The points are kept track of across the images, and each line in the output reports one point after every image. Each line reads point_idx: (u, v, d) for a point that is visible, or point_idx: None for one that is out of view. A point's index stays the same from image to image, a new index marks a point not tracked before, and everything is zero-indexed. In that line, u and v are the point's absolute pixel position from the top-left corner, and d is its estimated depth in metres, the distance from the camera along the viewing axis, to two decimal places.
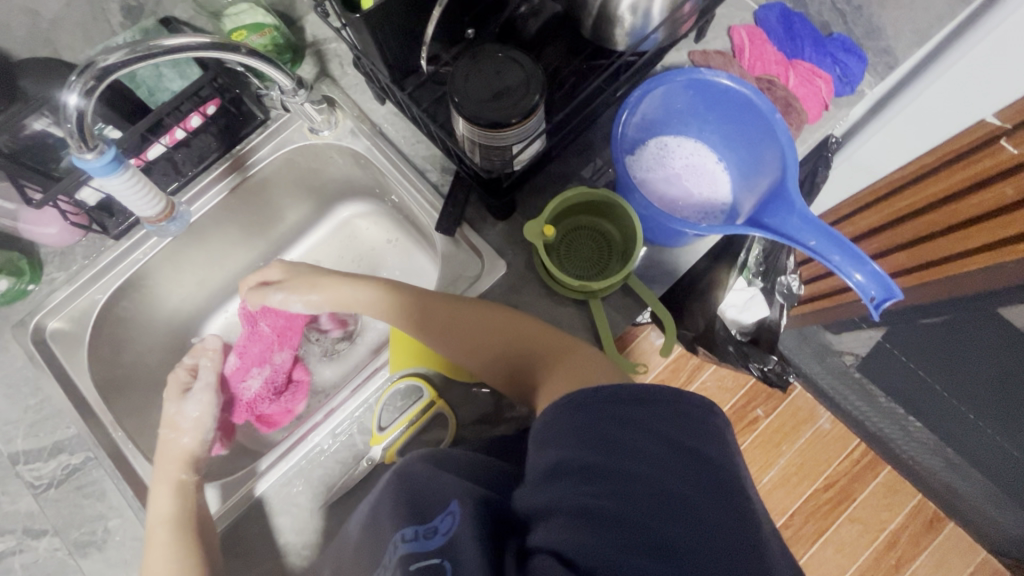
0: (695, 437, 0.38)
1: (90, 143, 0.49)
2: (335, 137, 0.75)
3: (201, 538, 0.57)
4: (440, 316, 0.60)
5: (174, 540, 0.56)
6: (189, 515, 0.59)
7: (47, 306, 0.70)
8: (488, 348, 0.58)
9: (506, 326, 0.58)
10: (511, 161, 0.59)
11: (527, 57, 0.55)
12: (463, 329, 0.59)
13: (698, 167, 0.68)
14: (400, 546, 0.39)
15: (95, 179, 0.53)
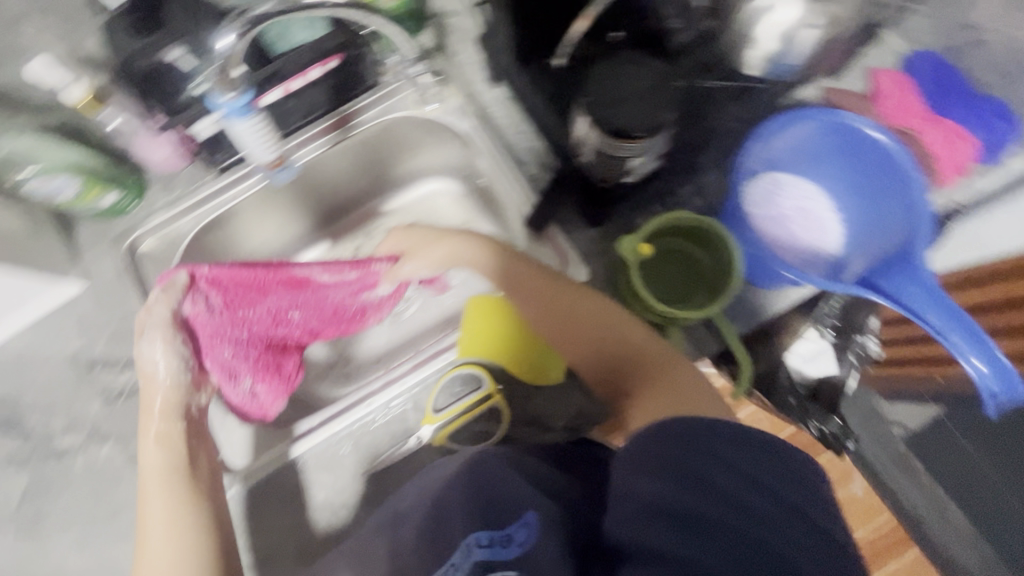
0: (792, 489, 0.37)
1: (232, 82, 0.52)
2: (440, 112, 0.75)
3: (201, 499, 0.58)
4: (549, 304, 0.60)
5: (175, 496, 0.57)
6: (183, 473, 0.59)
7: (144, 226, 0.73)
8: (594, 350, 0.59)
9: (615, 332, 0.58)
10: (622, 172, 0.57)
11: (665, 71, 0.53)
12: (572, 326, 0.60)
13: (809, 212, 0.64)
14: (473, 552, 0.38)
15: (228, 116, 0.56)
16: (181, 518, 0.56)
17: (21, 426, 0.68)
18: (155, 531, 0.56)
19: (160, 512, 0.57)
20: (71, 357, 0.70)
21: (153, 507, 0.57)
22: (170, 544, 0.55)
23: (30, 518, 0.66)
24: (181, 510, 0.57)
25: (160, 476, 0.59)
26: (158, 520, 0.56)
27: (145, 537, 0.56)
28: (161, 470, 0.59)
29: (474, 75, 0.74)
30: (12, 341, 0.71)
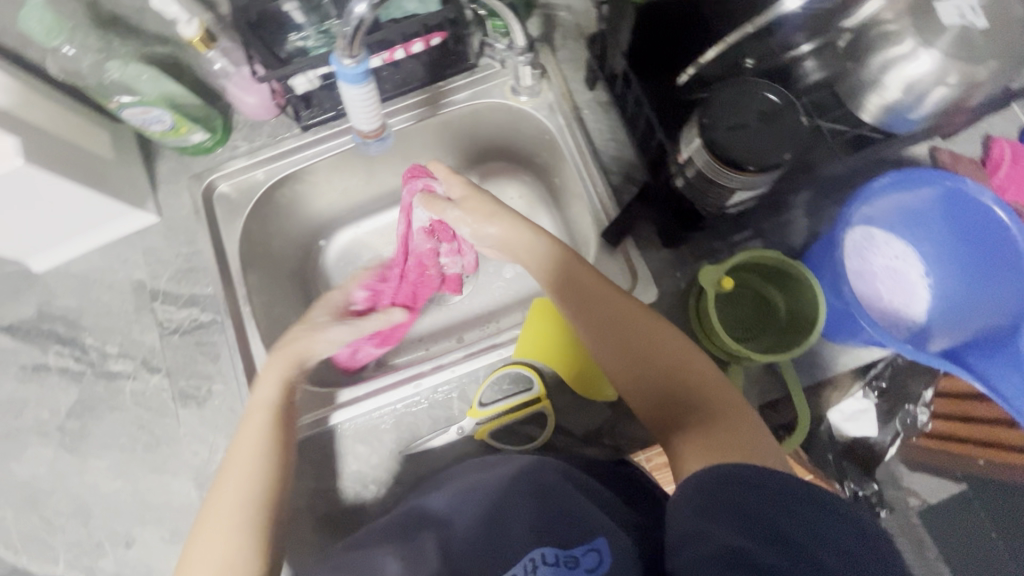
0: (871, 560, 0.35)
1: (354, 50, 0.47)
2: (531, 106, 0.73)
3: (284, 455, 0.57)
4: (603, 311, 0.58)
5: (262, 446, 0.56)
6: (279, 428, 0.58)
7: (224, 170, 0.73)
8: (641, 366, 0.56)
9: (678, 363, 0.55)
10: (721, 203, 0.55)
11: (792, 107, 0.50)
12: (621, 335, 0.57)
13: (899, 274, 0.62)
14: (539, 567, 0.44)
15: (339, 85, 0.51)
16: (262, 470, 0.55)
17: (78, 343, 0.70)
18: (237, 474, 0.55)
19: (245, 457, 0.56)
20: (135, 285, 0.71)
21: (242, 448, 0.56)
22: (247, 495, 0.54)
23: (73, 433, 0.67)
24: (262, 462, 0.56)
25: (260, 423, 0.57)
26: (242, 465, 0.55)
27: (225, 478, 0.55)
28: (257, 411, 0.58)
29: (573, 73, 0.72)
30: (82, 259, 0.72)
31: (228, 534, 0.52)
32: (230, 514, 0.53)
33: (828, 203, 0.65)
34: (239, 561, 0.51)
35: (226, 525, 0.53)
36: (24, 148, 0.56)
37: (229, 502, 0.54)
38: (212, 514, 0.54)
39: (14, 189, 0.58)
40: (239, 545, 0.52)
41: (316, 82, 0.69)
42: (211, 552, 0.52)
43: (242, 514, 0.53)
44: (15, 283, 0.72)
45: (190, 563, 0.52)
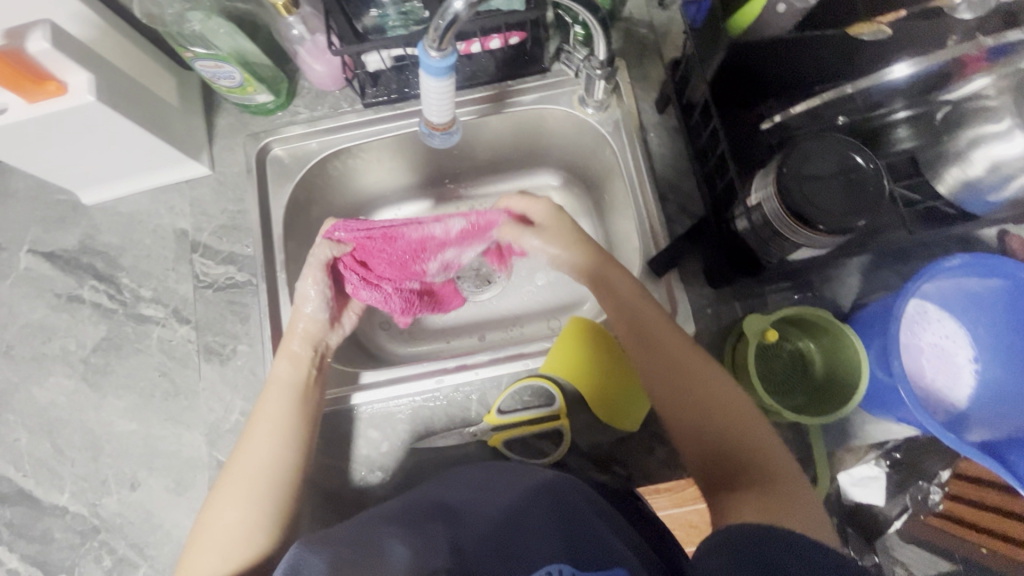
0: None
1: (443, 43, 0.47)
2: (597, 119, 0.72)
3: (307, 431, 0.58)
4: (668, 355, 0.56)
5: (287, 420, 0.57)
6: (303, 403, 0.59)
7: (281, 134, 0.73)
8: (700, 417, 0.53)
9: (728, 413, 0.52)
10: (782, 255, 0.54)
11: (876, 170, 0.48)
12: (683, 382, 0.55)
13: (947, 354, 0.60)
14: None
15: (421, 74, 0.50)
16: (286, 442, 0.56)
17: (114, 281, 0.71)
18: (263, 442, 0.56)
19: (270, 427, 0.57)
20: (177, 233, 0.72)
21: (267, 418, 0.57)
22: (272, 463, 0.55)
23: (97, 369, 0.68)
24: (288, 435, 0.57)
25: (289, 400, 0.59)
26: (268, 436, 0.56)
27: (250, 441, 0.57)
28: (285, 386, 0.60)
29: (645, 94, 0.71)
30: (131, 199, 0.73)
31: (250, 499, 0.53)
32: (252, 481, 0.54)
33: (885, 270, 0.63)
34: (256, 527, 0.52)
35: (248, 491, 0.54)
36: (97, 85, 0.57)
37: (248, 470, 0.55)
38: (231, 478, 0.55)
39: (82, 123, 0.59)
40: (257, 512, 0.53)
41: (388, 62, 0.70)
42: (230, 513, 0.52)
43: (263, 483, 0.54)
44: (63, 212, 0.73)
45: (207, 525, 0.53)
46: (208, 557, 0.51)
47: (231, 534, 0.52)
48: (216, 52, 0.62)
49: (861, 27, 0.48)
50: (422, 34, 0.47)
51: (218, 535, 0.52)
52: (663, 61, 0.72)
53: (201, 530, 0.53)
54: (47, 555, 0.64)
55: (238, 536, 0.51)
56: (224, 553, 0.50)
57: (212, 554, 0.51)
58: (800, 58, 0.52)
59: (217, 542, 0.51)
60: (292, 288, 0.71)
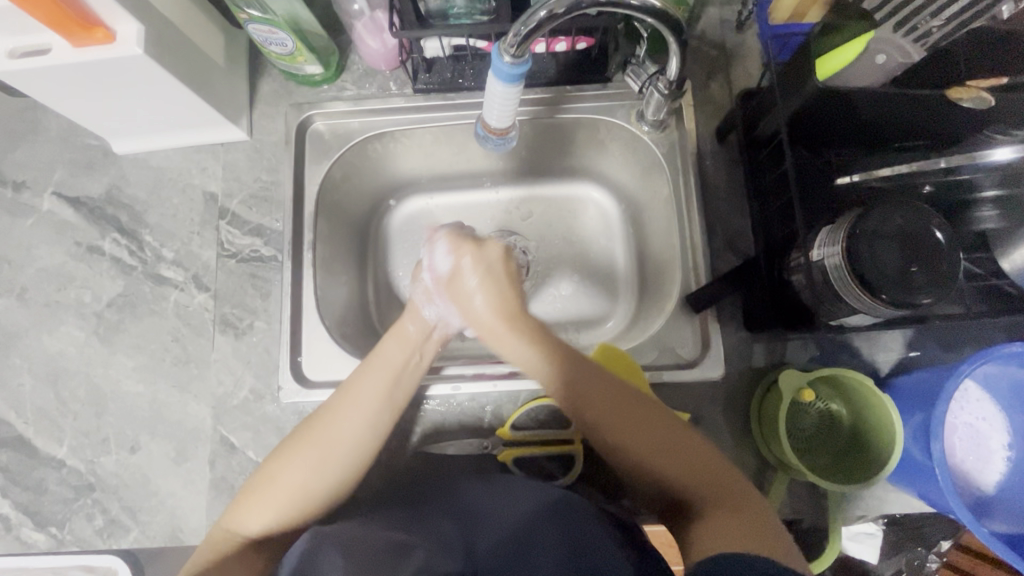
0: None
1: (519, 49, 0.46)
2: (652, 138, 0.69)
3: (393, 415, 0.55)
4: (605, 390, 0.52)
5: (381, 399, 0.54)
6: (394, 387, 0.56)
7: (325, 108, 0.71)
8: (636, 446, 0.50)
9: (688, 467, 0.49)
10: (836, 315, 0.51)
11: (952, 246, 0.46)
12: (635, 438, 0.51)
13: (979, 436, 0.58)
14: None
15: (489, 77, 0.49)
16: (371, 421, 0.54)
17: (136, 237, 0.69)
18: (353, 414, 0.53)
19: (364, 401, 0.54)
20: (206, 196, 0.70)
21: (364, 393, 0.54)
22: (350, 444, 0.52)
23: (109, 325, 0.67)
24: (375, 418, 0.54)
25: (388, 380, 0.55)
26: (360, 411, 0.53)
27: (336, 412, 0.53)
28: (387, 367, 0.56)
29: (705, 119, 0.68)
30: (163, 154, 0.71)
31: (320, 467, 0.51)
32: (326, 452, 0.52)
33: (930, 341, 0.61)
34: (313, 496, 0.51)
35: (318, 461, 0.51)
36: (147, 37, 0.54)
37: (326, 438, 0.52)
38: (305, 443, 0.52)
39: (126, 74, 0.56)
40: (319, 485, 0.51)
41: (446, 51, 0.67)
42: (293, 475, 0.51)
43: (335, 459, 0.52)
44: (93, 158, 0.70)
45: (268, 479, 0.51)
46: (254, 513, 0.51)
47: (288, 496, 0.51)
48: (272, 17, 0.59)
49: (961, 91, 0.46)
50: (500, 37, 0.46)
51: (277, 493, 0.51)
52: (730, 87, 0.68)
53: (259, 481, 0.52)
54: (39, 506, 0.63)
55: (292, 499, 0.51)
56: (277, 513, 0.51)
57: (261, 511, 0.51)
58: (889, 113, 0.49)
59: (273, 500, 0.51)
60: (317, 270, 0.69)
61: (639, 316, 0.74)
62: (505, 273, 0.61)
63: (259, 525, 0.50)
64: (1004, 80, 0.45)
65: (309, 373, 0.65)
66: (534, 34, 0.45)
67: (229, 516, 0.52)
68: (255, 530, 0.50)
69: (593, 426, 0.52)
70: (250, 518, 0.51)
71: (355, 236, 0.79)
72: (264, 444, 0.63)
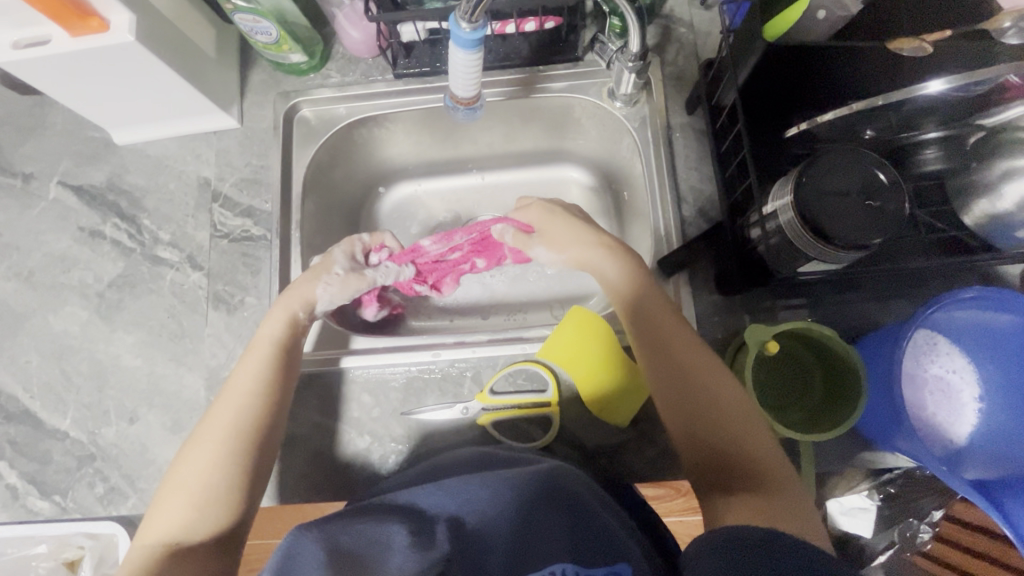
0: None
1: (475, 16, 0.48)
2: (624, 113, 0.71)
3: (282, 388, 0.58)
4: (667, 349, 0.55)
5: (260, 381, 0.57)
6: (279, 367, 0.59)
7: (311, 95, 0.74)
8: (689, 400, 0.52)
9: (732, 435, 0.50)
10: (794, 266, 0.53)
11: (898, 189, 0.48)
12: (690, 394, 0.53)
13: (950, 389, 0.59)
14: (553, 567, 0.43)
15: (450, 46, 0.51)
16: (256, 399, 0.56)
17: (135, 221, 0.73)
18: (228, 406, 0.55)
19: (245, 384, 0.57)
20: (200, 181, 0.73)
21: (241, 379, 0.57)
22: (236, 424, 0.54)
23: (110, 304, 0.70)
24: (252, 399, 0.56)
25: (263, 361, 0.59)
26: (231, 399, 0.56)
27: (219, 404, 0.56)
28: (265, 351, 0.60)
29: (675, 93, 0.70)
30: (160, 143, 0.75)
31: (228, 451, 0.53)
32: (222, 436, 0.53)
33: (901, 297, 0.62)
34: (230, 482, 0.52)
35: (220, 449, 0.53)
36: (138, 26, 0.58)
37: (220, 427, 0.54)
38: (196, 443, 0.54)
39: (120, 63, 0.60)
40: (225, 471, 0.52)
41: (422, 35, 0.70)
42: (195, 470, 0.52)
43: (233, 444, 0.53)
44: (95, 149, 0.75)
45: (180, 481, 0.51)
46: (180, 515, 0.50)
47: (204, 491, 0.51)
48: (256, 6, 0.63)
49: (903, 41, 0.46)
50: (456, 6, 0.48)
51: (184, 491, 0.51)
52: (698, 61, 0.71)
53: (171, 488, 0.52)
54: (44, 476, 0.66)
55: (206, 492, 0.51)
56: (197, 511, 0.50)
57: (175, 510, 0.50)
58: (842, 69, 0.50)
59: (185, 495, 0.50)
60: (304, 250, 0.72)
61: None
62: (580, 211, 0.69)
63: (192, 528, 0.49)
64: (948, 33, 0.47)
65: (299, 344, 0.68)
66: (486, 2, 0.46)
67: (149, 531, 0.49)
68: (169, 533, 0.49)
69: (662, 380, 0.54)
70: (166, 522, 0.49)
71: (344, 220, 0.82)
72: None
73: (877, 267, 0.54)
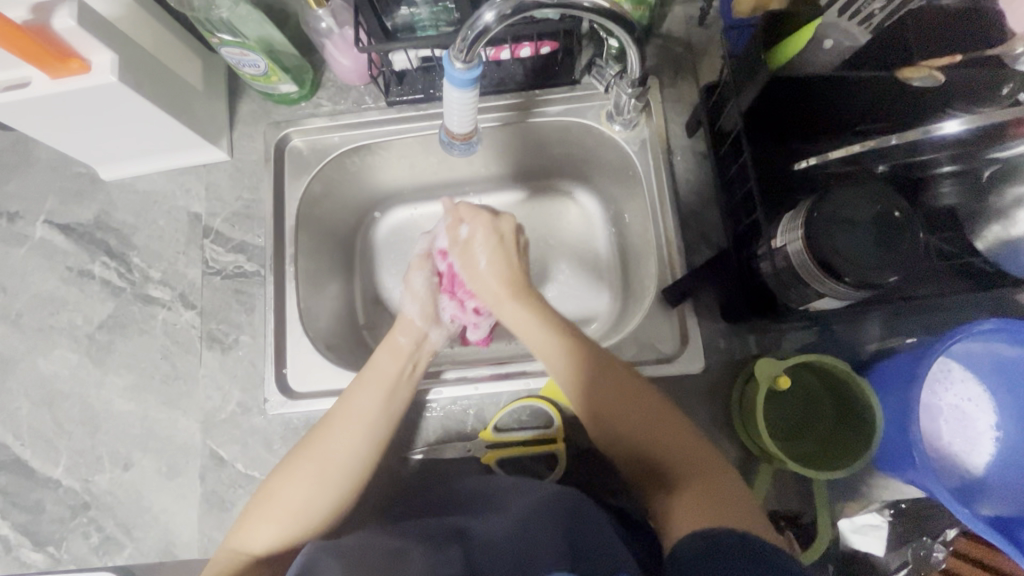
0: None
1: (470, 55, 0.48)
2: (623, 137, 0.70)
3: (388, 427, 0.57)
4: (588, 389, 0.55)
5: (373, 418, 0.56)
6: (390, 403, 0.58)
7: (302, 125, 0.72)
8: (616, 419, 0.53)
9: (665, 444, 0.51)
10: (803, 301, 0.51)
11: (909, 221, 0.46)
12: (619, 412, 0.53)
13: (966, 417, 0.57)
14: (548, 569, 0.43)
15: (443, 85, 0.51)
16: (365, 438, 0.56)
17: (124, 259, 0.71)
18: (341, 432, 0.55)
19: (362, 417, 0.56)
20: (190, 217, 0.72)
21: (357, 407, 0.57)
22: (349, 456, 0.55)
23: (101, 346, 0.69)
24: (369, 435, 0.56)
25: (383, 395, 0.58)
26: (349, 430, 0.55)
27: (330, 431, 0.55)
28: (381, 380, 0.58)
29: (675, 114, 0.69)
30: (148, 178, 0.73)
31: (322, 482, 0.53)
32: (326, 467, 0.54)
33: (913, 322, 0.60)
34: (316, 517, 0.53)
35: (319, 475, 0.53)
36: (121, 66, 0.56)
37: (327, 458, 0.54)
38: (302, 461, 0.54)
39: (104, 103, 0.58)
40: (320, 502, 0.53)
41: (415, 63, 0.68)
42: (292, 491, 0.53)
43: (334, 476, 0.54)
44: (81, 186, 0.73)
45: (271, 492, 0.53)
46: (263, 526, 0.52)
47: (289, 513, 0.52)
48: (244, 39, 0.61)
49: (912, 70, 0.46)
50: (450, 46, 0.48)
51: (278, 510, 0.52)
52: (698, 82, 0.69)
53: (261, 498, 0.53)
54: (37, 526, 0.64)
55: (294, 515, 0.52)
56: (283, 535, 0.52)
57: (263, 530, 0.52)
58: (847, 99, 0.49)
59: (276, 514, 0.52)
60: (299, 284, 0.70)
61: (622, 313, 0.75)
62: (516, 248, 0.67)
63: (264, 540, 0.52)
64: (958, 58, 0.45)
65: (295, 384, 0.66)
66: (482, 39, 0.46)
67: (234, 536, 0.53)
68: (257, 548, 0.52)
69: (584, 405, 0.55)
70: (256, 535, 0.52)
71: (339, 249, 0.80)
72: (252, 456, 0.64)
73: (891, 299, 0.53)
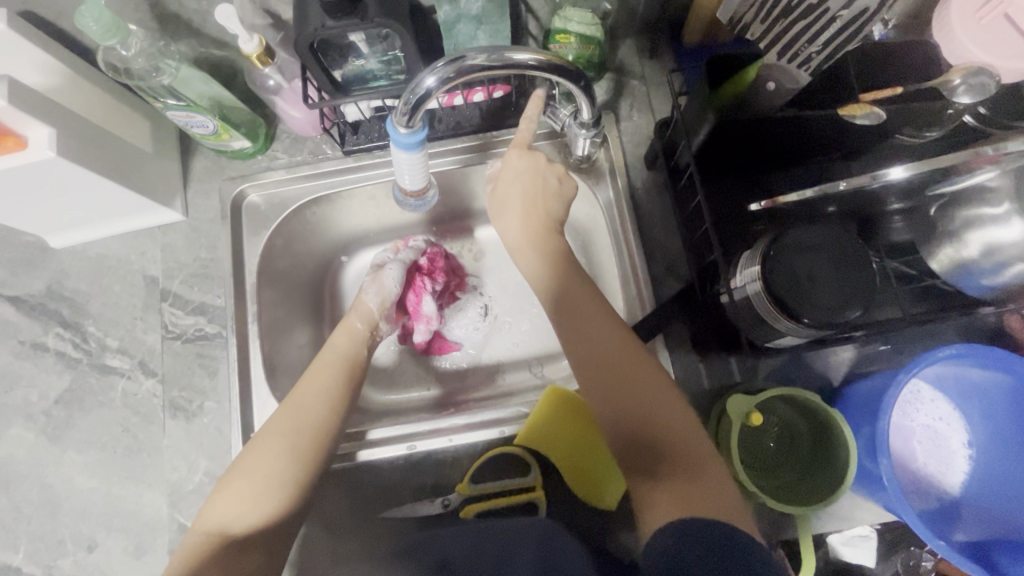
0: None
1: (413, 119, 0.49)
2: (583, 172, 0.69)
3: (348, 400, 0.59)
4: (579, 334, 0.56)
5: (336, 386, 0.59)
6: (349, 375, 0.61)
7: (258, 180, 0.71)
8: (625, 395, 0.52)
9: (662, 419, 0.50)
10: (767, 337, 0.51)
11: (863, 253, 0.47)
12: (623, 390, 0.52)
13: (938, 436, 0.57)
14: None
15: (391, 147, 0.52)
16: (329, 404, 0.57)
17: (79, 329, 0.68)
18: (310, 400, 0.57)
19: (324, 388, 0.58)
20: (147, 280, 0.70)
21: (321, 377, 0.59)
22: (313, 425, 0.56)
23: (58, 422, 0.66)
24: (331, 400, 0.58)
25: (343, 365, 0.61)
26: (315, 397, 0.57)
27: (295, 398, 0.57)
28: (336, 354, 0.62)
29: (633, 148, 0.69)
30: (100, 243, 0.71)
31: (290, 454, 0.54)
32: (295, 435, 0.55)
33: (880, 348, 0.60)
34: (284, 487, 0.53)
35: (283, 443, 0.54)
36: (60, 140, 0.54)
37: (293, 428, 0.55)
38: (273, 434, 0.55)
39: (44, 178, 0.56)
40: (286, 472, 0.53)
41: (367, 114, 0.68)
42: (264, 463, 0.53)
43: (304, 443, 0.55)
44: (30, 256, 0.70)
45: (245, 466, 0.54)
46: (239, 501, 0.52)
47: (258, 485, 0.52)
48: (188, 102, 0.59)
49: (853, 107, 0.46)
50: (393, 111, 0.49)
51: (249, 482, 0.53)
52: (654, 114, 0.69)
53: (233, 474, 0.53)
54: None
55: (264, 483, 0.53)
56: (252, 503, 0.52)
57: (232, 504, 0.52)
58: (789, 134, 0.51)
59: (246, 486, 0.52)
60: (263, 344, 0.68)
61: None
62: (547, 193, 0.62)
63: (242, 520, 0.51)
64: (898, 90, 0.46)
65: None
66: (421, 104, 0.47)
67: (204, 517, 0.52)
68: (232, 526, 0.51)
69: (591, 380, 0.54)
70: (226, 512, 0.52)
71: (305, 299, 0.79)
72: None
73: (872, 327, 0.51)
